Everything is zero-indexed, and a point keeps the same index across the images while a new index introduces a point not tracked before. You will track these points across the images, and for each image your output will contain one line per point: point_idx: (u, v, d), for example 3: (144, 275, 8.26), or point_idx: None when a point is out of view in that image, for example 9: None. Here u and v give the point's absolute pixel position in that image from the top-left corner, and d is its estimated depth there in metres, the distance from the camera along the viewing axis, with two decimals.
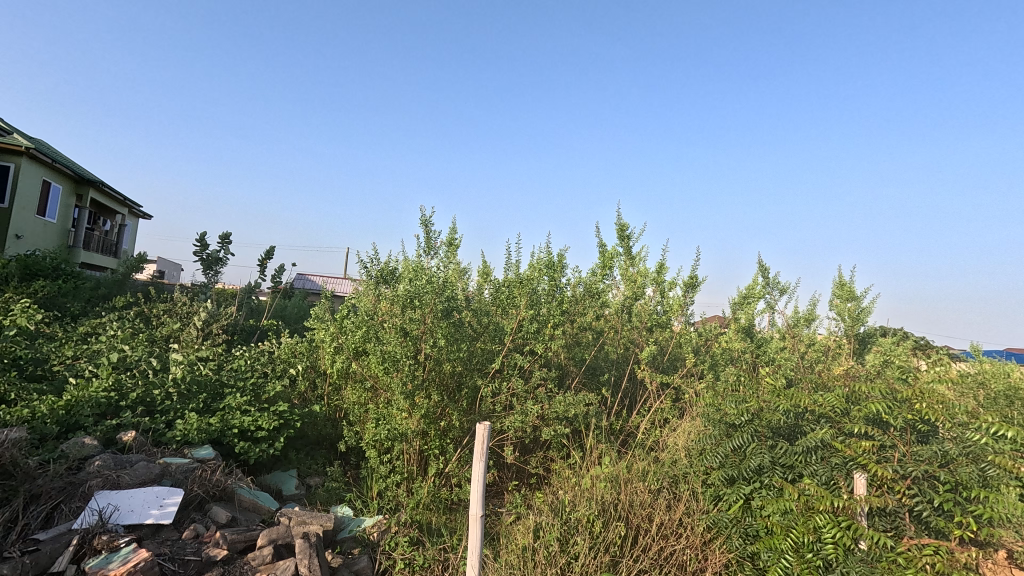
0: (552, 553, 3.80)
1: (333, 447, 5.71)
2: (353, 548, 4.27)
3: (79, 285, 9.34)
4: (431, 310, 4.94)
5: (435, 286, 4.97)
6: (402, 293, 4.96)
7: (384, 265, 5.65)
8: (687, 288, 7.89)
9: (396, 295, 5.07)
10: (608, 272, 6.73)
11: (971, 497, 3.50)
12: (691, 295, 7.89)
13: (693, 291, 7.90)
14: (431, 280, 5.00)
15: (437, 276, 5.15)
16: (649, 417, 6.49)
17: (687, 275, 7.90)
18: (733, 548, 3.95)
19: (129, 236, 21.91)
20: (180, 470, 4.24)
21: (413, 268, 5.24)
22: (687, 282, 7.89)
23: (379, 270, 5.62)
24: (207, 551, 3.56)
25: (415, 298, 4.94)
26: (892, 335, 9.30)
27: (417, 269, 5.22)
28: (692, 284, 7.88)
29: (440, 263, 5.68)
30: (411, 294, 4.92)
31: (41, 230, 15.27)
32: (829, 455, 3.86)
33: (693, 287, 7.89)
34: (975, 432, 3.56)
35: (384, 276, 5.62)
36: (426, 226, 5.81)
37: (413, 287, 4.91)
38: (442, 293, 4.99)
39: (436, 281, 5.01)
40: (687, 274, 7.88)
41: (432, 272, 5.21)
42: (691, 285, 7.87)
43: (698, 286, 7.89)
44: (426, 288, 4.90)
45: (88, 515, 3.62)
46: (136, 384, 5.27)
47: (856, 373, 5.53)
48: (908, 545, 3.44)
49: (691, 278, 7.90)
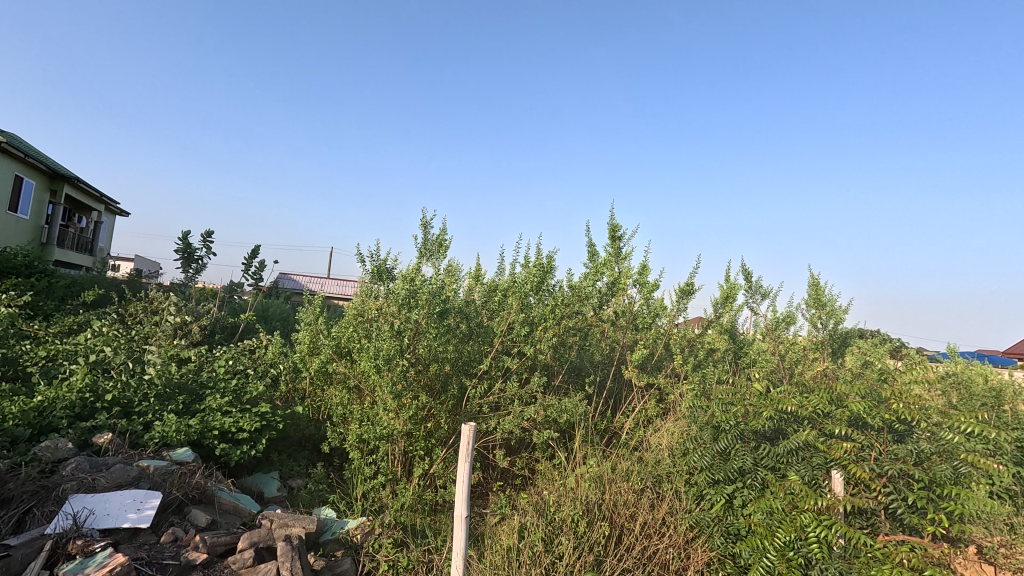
0: (536, 554, 3.81)
1: (317, 448, 5.66)
2: (337, 551, 4.22)
3: (53, 284, 9.11)
4: (425, 310, 4.90)
5: (432, 287, 4.95)
6: (398, 292, 4.88)
7: (381, 261, 5.45)
8: (681, 296, 7.99)
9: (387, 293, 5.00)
10: (601, 278, 6.93)
11: (943, 494, 3.63)
12: (684, 301, 7.99)
13: (686, 299, 8.00)
14: (426, 280, 4.99)
15: (431, 279, 5.13)
16: (634, 417, 6.53)
17: (683, 282, 7.99)
18: (715, 546, 3.99)
19: (106, 233, 21.44)
20: (158, 473, 4.15)
21: (411, 268, 5.17)
22: (681, 289, 7.98)
23: (376, 267, 5.39)
24: (186, 555, 3.49)
25: (412, 297, 4.90)
26: (871, 338, 9.48)
27: (413, 270, 5.21)
28: (686, 293, 7.98)
29: (433, 267, 5.68)
30: (405, 292, 4.85)
31: (13, 226, 14.83)
32: (811, 455, 3.91)
33: (687, 295, 7.98)
34: (948, 431, 3.76)
35: (381, 275, 5.38)
36: (423, 228, 5.73)
37: (409, 287, 4.86)
38: (438, 296, 4.98)
39: (431, 283, 4.99)
40: (684, 279, 7.98)
41: (427, 275, 5.19)
42: (685, 291, 7.97)
43: (692, 293, 7.98)
44: (421, 289, 4.89)
45: (62, 518, 3.53)
46: (112, 385, 5.13)
47: (833, 376, 5.59)
48: (885, 541, 3.53)
49: (687, 283, 7.98)
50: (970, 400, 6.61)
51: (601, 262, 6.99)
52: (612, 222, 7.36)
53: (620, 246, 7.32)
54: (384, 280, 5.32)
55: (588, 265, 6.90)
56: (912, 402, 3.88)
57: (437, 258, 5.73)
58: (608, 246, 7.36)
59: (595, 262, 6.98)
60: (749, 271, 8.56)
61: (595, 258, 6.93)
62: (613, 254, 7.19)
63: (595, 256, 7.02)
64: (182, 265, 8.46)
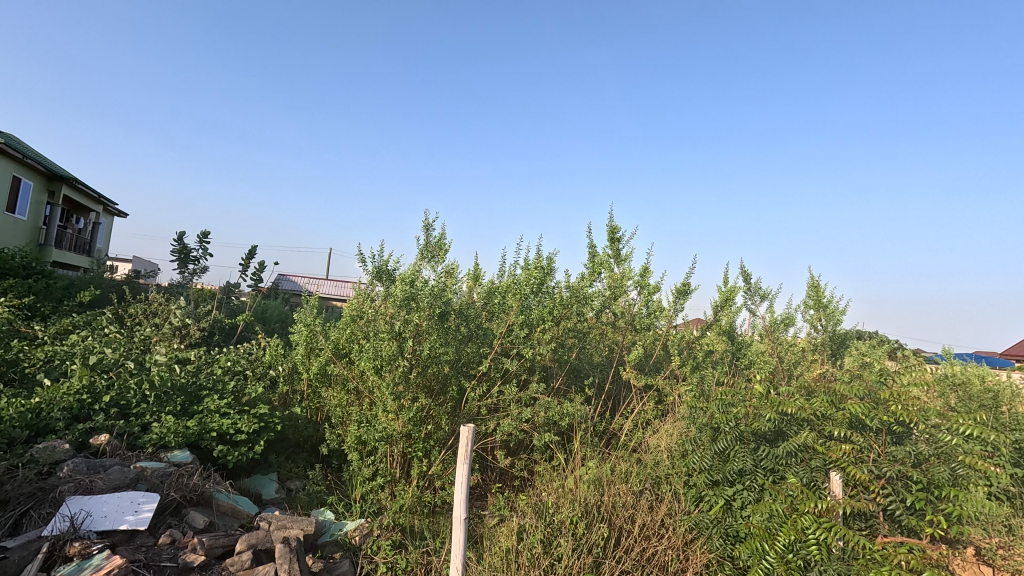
0: (535, 555, 3.79)
1: (315, 450, 5.65)
2: (335, 553, 4.21)
3: (50, 285, 9.09)
4: (425, 312, 4.90)
5: (432, 290, 4.95)
6: (398, 293, 4.87)
7: (382, 261, 5.53)
8: (678, 296, 7.99)
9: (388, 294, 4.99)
10: (598, 278, 6.92)
11: (941, 496, 3.63)
12: (683, 302, 8.00)
13: (683, 299, 8.00)
14: (427, 283, 4.99)
15: (431, 282, 5.12)
16: (633, 418, 6.53)
17: (680, 282, 7.99)
18: (714, 548, 3.99)
19: (104, 235, 21.40)
20: (156, 475, 4.14)
21: (411, 269, 5.16)
22: (678, 289, 7.98)
23: (377, 267, 5.48)
24: (184, 557, 3.48)
25: (412, 299, 4.90)
26: (869, 339, 9.50)
27: (414, 272, 5.20)
28: (682, 293, 7.98)
29: (434, 269, 5.67)
30: (406, 294, 4.85)
31: (11, 227, 14.82)
32: (810, 457, 3.91)
33: (683, 296, 7.98)
34: (947, 433, 3.77)
35: (381, 275, 5.49)
36: (424, 229, 5.72)
37: (409, 289, 4.86)
38: (438, 298, 4.98)
39: (431, 286, 4.98)
40: (680, 280, 7.98)
41: (428, 277, 5.18)
42: (681, 292, 7.98)
43: (689, 294, 7.98)
44: (421, 291, 4.89)
45: (59, 520, 3.51)
46: (110, 387, 5.12)
47: (832, 378, 5.60)
48: (884, 543, 3.54)
49: (684, 284, 7.99)
50: (968, 402, 6.63)
51: (600, 262, 7.00)
52: (611, 223, 7.36)
53: (620, 248, 7.32)
54: (384, 281, 5.42)
55: (587, 266, 6.90)
56: (911, 404, 3.89)
57: (436, 261, 5.72)
58: (607, 248, 7.36)
59: (594, 262, 6.98)
60: (748, 272, 8.57)
61: (595, 259, 6.93)
62: (613, 256, 7.20)
63: (594, 257, 7.03)
64: (179, 266, 8.45)
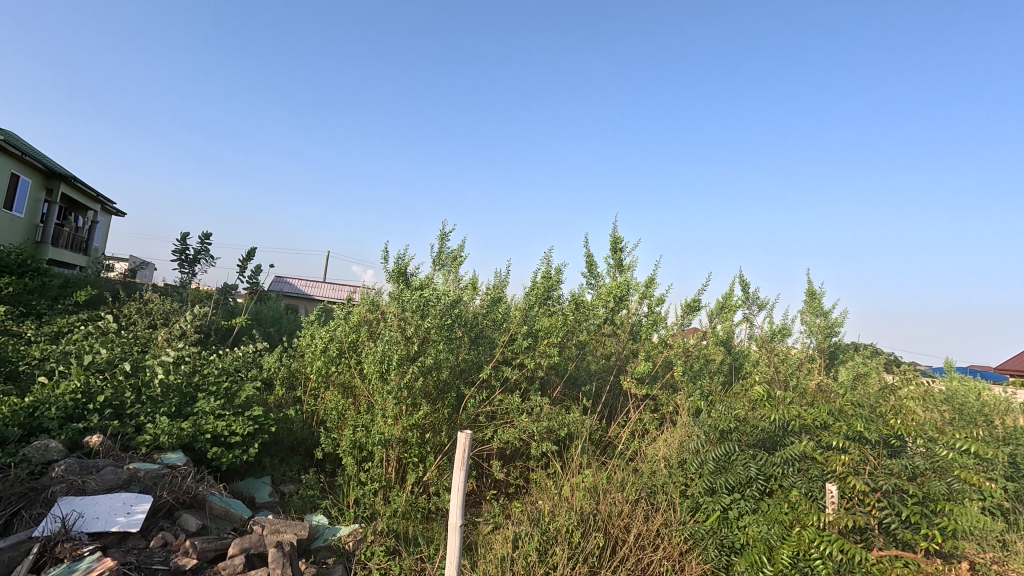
0: (529, 564, 3.76)
1: (309, 454, 5.62)
2: (328, 558, 4.15)
3: (47, 283, 9.05)
4: (436, 320, 4.95)
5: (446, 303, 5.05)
6: (412, 299, 4.98)
7: (404, 262, 5.45)
8: (688, 310, 8.01)
9: (399, 298, 5.10)
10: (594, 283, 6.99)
11: (936, 510, 3.66)
12: (689, 317, 8.02)
13: (692, 314, 8.02)
14: (443, 298, 5.07)
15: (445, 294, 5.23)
16: (631, 427, 6.53)
17: (690, 297, 8.01)
18: (710, 559, 3.90)
19: (101, 233, 21.33)
20: (149, 476, 4.10)
21: (424, 278, 5.26)
22: (688, 303, 8.00)
23: (397, 267, 5.39)
24: (176, 560, 3.45)
25: (426, 308, 4.96)
26: (865, 351, 9.56)
27: (426, 280, 5.26)
28: (693, 308, 8.00)
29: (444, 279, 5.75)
30: (416, 300, 4.95)
31: (6, 224, 14.71)
32: (808, 467, 3.96)
33: (693, 310, 8.00)
34: (944, 448, 3.80)
35: (399, 275, 5.39)
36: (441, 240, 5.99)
37: (426, 296, 4.96)
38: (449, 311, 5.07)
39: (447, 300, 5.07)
40: (691, 295, 8.01)
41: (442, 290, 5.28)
42: (692, 307, 8.00)
43: (699, 309, 8.01)
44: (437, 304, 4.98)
45: (50, 521, 3.48)
46: (105, 387, 5.09)
47: (829, 390, 5.63)
48: (880, 556, 3.52)
49: (694, 299, 8.01)
50: (962, 414, 6.67)
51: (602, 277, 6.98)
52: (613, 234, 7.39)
53: (622, 258, 7.34)
54: (402, 282, 5.34)
55: (587, 275, 6.96)
56: (910, 419, 3.90)
57: (451, 270, 5.87)
58: (610, 258, 7.38)
59: (596, 276, 6.96)
60: (747, 282, 8.61)
61: (595, 270, 6.93)
62: (614, 267, 7.21)
63: (596, 266, 7.02)
64: (178, 266, 8.39)
